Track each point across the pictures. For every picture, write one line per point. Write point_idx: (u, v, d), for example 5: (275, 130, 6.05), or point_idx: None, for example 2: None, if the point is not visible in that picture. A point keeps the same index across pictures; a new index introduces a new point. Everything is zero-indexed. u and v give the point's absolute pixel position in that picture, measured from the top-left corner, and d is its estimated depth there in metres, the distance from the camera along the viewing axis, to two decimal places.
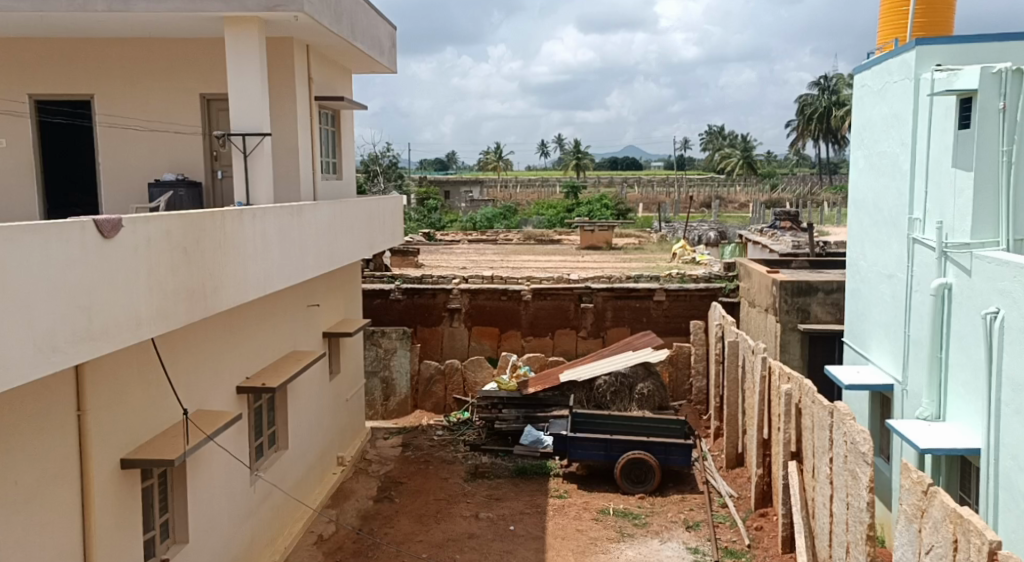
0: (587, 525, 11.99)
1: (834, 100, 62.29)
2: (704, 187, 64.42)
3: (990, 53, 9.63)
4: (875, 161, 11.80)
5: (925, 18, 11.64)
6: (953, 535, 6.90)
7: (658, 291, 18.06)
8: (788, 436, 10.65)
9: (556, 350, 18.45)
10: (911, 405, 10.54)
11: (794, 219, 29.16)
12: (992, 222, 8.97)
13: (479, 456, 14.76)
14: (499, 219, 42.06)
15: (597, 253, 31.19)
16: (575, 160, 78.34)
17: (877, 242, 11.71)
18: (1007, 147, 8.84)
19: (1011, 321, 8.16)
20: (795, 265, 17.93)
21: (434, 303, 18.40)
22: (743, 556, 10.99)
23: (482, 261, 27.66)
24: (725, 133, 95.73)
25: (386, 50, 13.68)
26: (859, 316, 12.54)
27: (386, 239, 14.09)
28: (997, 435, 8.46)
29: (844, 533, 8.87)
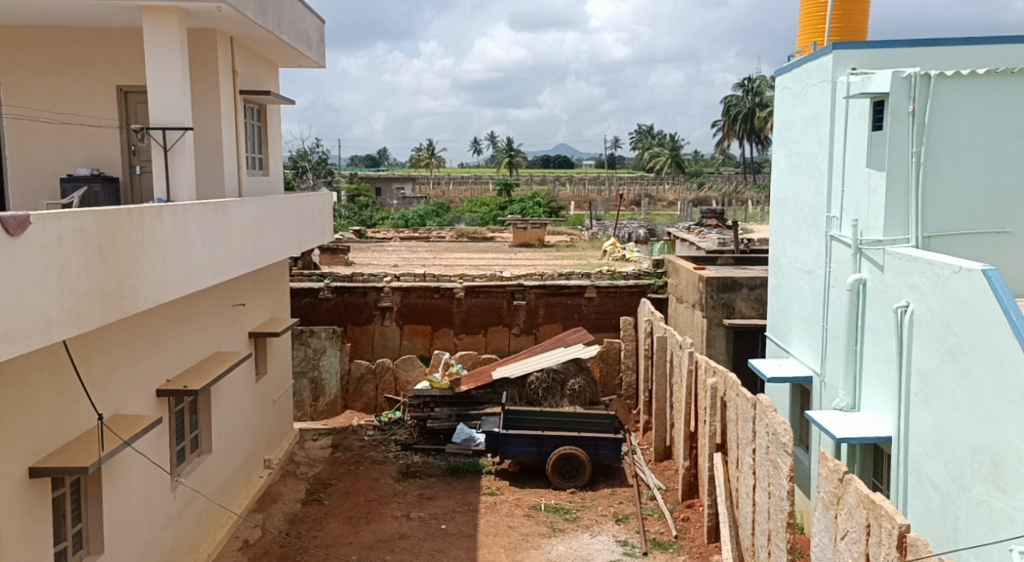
0: (519, 522, 12.08)
1: (758, 101, 63.66)
2: (634, 186, 65.23)
3: (900, 58, 10.00)
4: (795, 161, 12.16)
5: (843, 23, 12.06)
6: (867, 520, 7.18)
7: (589, 288, 18.28)
8: (714, 428, 10.92)
9: (489, 348, 18.51)
10: (828, 396, 10.90)
11: (720, 218, 29.74)
12: (903, 219, 9.29)
13: (411, 455, 14.69)
14: (431, 217, 41.86)
15: (529, 251, 31.31)
16: (507, 158, 78.36)
17: (797, 239, 12.08)
18: (916, 148, 9.12)
19: (919, 315, 8.50)
20: (721, 261, 18.36)
21: (365, 302, 18.28)
22: (670, 547, 11.21)
23: (413, 259, 27.51)
24: (654, 133, 97.10)
25: (313, 44, 13.53)
26: (781, 311, 12.90)
27: (314, 236, 13.92)
28: (907, 424, 8.83)
29: (765, 522, 9.13)
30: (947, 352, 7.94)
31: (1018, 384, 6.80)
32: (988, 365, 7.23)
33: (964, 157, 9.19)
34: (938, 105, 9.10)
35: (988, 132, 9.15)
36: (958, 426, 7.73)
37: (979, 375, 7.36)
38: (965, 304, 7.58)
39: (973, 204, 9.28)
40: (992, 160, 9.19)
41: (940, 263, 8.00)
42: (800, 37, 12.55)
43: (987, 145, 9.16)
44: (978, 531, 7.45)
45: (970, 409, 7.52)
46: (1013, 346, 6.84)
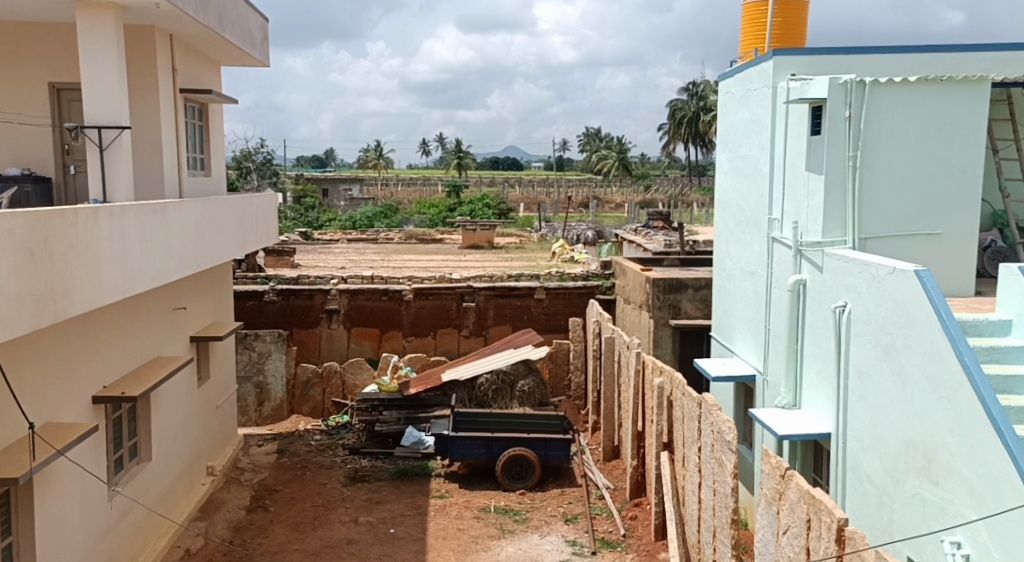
0: (468, 524, 12.11)
1: (703, 105, 64.61)
2: (583, 188, 65.71)
3: (838, 64, 10.24)
4: (738, 164, 12.41)
5: (782, 29, 12.36)
6: (807, 515, 7.35)
7: (538, 290, 18.39)
8: (661, 427, 11.08)
9: (438, 350, 18.51)
10: (771, 394, 11.15)
11: (666, 220, 30.14)
12: (841, 221, 9.56)
13: (359, 460, 14.58)
14: (380, 218, 41.70)
15: (478, 252, 31.34)
16: (456, 159, 78.19)
17: (740, 241, 12.33)
18: (853, 152, 9.38)
19: (856, 314, 8.74)
20: (667, 262, 18.62)
21: (312, 305, 18.13)
22: (619, 546, 11.35)
23: (361, 261, 27.36)
24: (602, 136, 98.01)
25: (257, 43, 13.38)
26: (725, 312, 13.16)
27: (258, 238, 13.77)
28: (845, 421, 9.08)
29: (711, 519, 9.30)
30: (882, 350, 8.18)
31: (948, 381, 7.05)
32: (920, 362, 7.48)
33: (898, 161, 9.47)
34: (873, 111, 9.37)
35: (921, 137, 9.44)
36: (893, 422, 7.99)
37: (913, 372, 7.60)
38: (899, 303, 7.82)
39: (907, 207, 9.57)
40: (925, 165, 9.49)
41: (876, 264, 8.24)
42: (741, 42, 12.81)
43: (920, 150, 9.46)
44: (911, 523, 7.71)
45: (904, 405, 7.76)
46: (943, 344, 7.08)
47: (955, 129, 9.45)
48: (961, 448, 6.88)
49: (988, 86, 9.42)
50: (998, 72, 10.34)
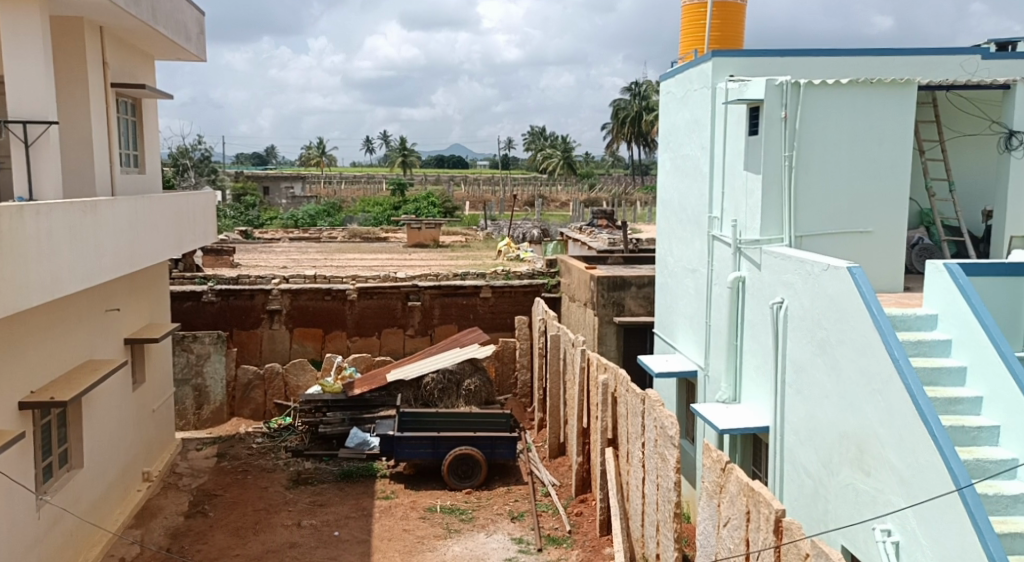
0: (414, 524, 12.09)
1: (645, 105, 65.37)
2: (528, 187, 65.93)
3: (774, 67, 10.49)
4: (679, 163, 12.62)
5: (721, 31, 12.60)
6: (747, 507, 7.52)
7: (484, 288, 18.46)
8: (606, 423, 11.21)
9: (383, 350, 18.41)
10: (712, 389, 11.36)
11: (610, 218, 30.46)
12: (777, 219, 9.77)
13: (302, 462, 14.43)
14: (322, 216, 41.31)
15: (422, 251, 31.24)
16: (401, 157, 77.64)
17: (682, 239, 12.54)
18: (789, 152, 9.61)
19: (793, 310, 8.96)
20: (611, 260, 18.84)
21: (253, 305, 17.90)
22: (564, 542, 11.46)
23: (303, 261, 27.06)
24: (546, 135, 98.49)
25: (193, 37, 13.16)
26: (667, 309, 13.37)
27: (196, 237, 13.54)
28: (782, 414, 9.31)
29: (654, 514, 9.45)
30: (817, 345, 8.41)
31: (879, 374, 7.27)
32: (853, 356, 7.70)
33: (832, 161, 9.74)
34: (807, 112, 9.62)
35: (852, 138, 9.72)
36: (828, 414, 8.22)
37: (847, 366, 7.82)
38: (833, 300, 8.04)
39: (840, 206, 9.85)
40: (857, 165, 9.77)
41: (811, 262, 8.46)
42: (681, 43, 13.01)
43: (852, 150, 9.74)
44: (845, 512, 7.94)
45: (839, 398, 7.99)
46: (875, 338, 7.30)
47: (885, 131, 9.74)
48: (891, 439, 7.11)
49: (915, 89, 9.73)
50: (924, 75, 10.70)
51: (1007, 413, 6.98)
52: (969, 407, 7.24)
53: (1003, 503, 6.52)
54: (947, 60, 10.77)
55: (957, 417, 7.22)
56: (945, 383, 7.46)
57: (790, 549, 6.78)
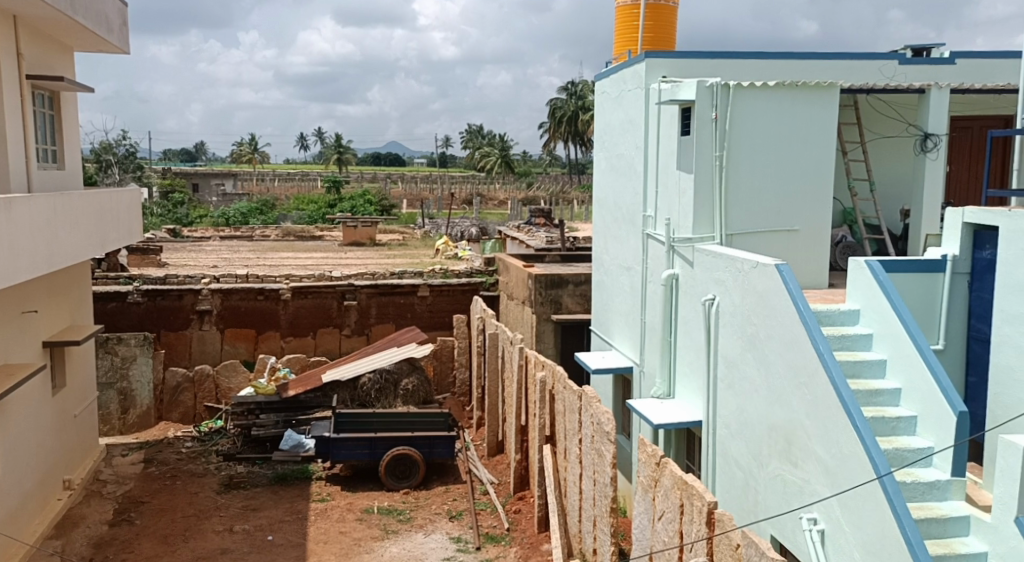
0: (351, 526, 11.98)
1: (581, 105, 65.82)
2: (466, 185, 65.82)
3: (705, 68, 10.68)
4: (614, 163, 12.75)
5: (654, 32, 12.79)
6: (681, 500, 7.62)
7: (421, 287, 18.38)
8: (543, 421, 11.26)
9: (318, 350, 18.20)
10: (647, 385, 11.51)
11: (548, 217, 30.59)
12: (709, 217, 9.91)
13: (234, 466, 14.18)
14: (254, 215, 40.60)
15: (358, 250, 30.96)
16: (336, 154, 76.67)
17: (617, 237, 12.67)
18: (720, 152, 9.76)
19: (724, 307, 9.11)
20: (549, 258, 18.94)
21: (181, 305, 17.50)
22: (503, 540, 11.48)
23: (234, 260, 26.54)
24: (483, 134, 98.50)
25: (115, 28, 12.81)
26: (603, 307, 13.50)
27: (120, 237, 13.19)
28: (714, 408, 9.48)
29: (591, 509, 9.52)
30: (747, 340, 8.58)
31: (805, 368, 7.45)
32: (782, 351, 7.87)
33: (760, 162, 9.94)
34: (737, 113, 9.80)
35: (779, 139, 9.95)
36: (758, 408, 8.39)
37: (775, 360, 8.00)
38: (762, 296, 8.21)
39: (768, 205, 10.07)
40: (784, 166, 10.00)
41: (740, 259, 8.62)
42: (615, 44, 13.10)
43: (779, 151, 9.96)
44: (775, 503, 8.12)
45: (767, 392, 8.16)
46: (801, 333, 7.47)
47: (811, 132, 9.99)
48: (817, 431, 7.29)
49: (839, 91, 10.00)
50: (847, 79, 11.00)
51: (922, 404, 7.23)
52: (889, 398, 7.49)
53: (920, 490, 6.76)
54: (866, 65, 11.11)
55: (878, 408, 7.46)
56: (867, 375, 7.71)
57: (723, 540, 6.88)
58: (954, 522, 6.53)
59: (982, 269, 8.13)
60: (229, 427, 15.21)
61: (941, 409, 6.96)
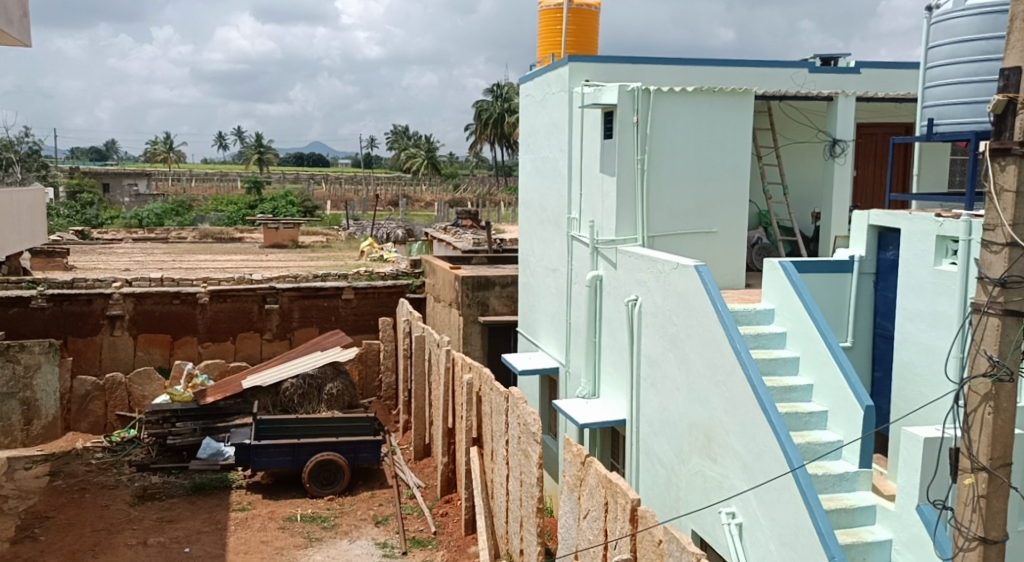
0: (272, 535, 11.75)
1: (507, 107, 65.97)
2: (392, 186, 65.35)
3: (626, 73, 10.85)
4: (539, 165, 12.83)
5: (576, 37, 12.91)
6: (605, 498, 7.68)
7: (346, 290, 18.16)
8: (470, 423, 11.24)
9: (239, 355, 17.81)
10: (572, 385, 11.60)
11: (474, 218, 30.56)
12: (631, 220, 10.03)
13: (148, 477, 13.81)
14: (170, 216, 39.53)
15: (280, 251, 30.47)
16: (256, 154, 75.12)
17: (542, 238, 12.74)
18: (641, 155, 9.89)
19: (646, 307, 9.24)
20: (476, 260, 18.94)
21: (90, 311, 16.96)
22: (429, 544, 11.42)
23: (147, 262, 25.81)
24: (408, 135, 97.98)
25: (15, 20, 12.34)
26: (529, 308, 13.56)
27: (22, 238, 12.67)
28: (637, 408, 9.61)
29: (518, 510, 9.54)
30: (668, 340, 8.73)
31: (724, 366, 7.60)
32: (701, 350, 8.02)
33: (679, 165, 10.13)
34: (657, 117, 9.96)
35: (697, 143, 10.15)
36: (679, 406, 8.53)
37: (694, 359, 8.16)
38: (682, 296, 8.36)
39: (688, 207, 10.27)
40: (703, 169, 10.22)
41: (661, 260, 8.75)
42: (539, 47, 13.09)
43: (698, 156, 10.18)
44: (695, 499, 8.28)
45: (688, 390, 8.31)
46: (719, 333, 7.62)
47: (726, 137, 10.24)
48: (735, 427, 7.45)
49: (753, 97, 10.28)
50: (761, 85, 11.28)
51: (833, 399, 7.46)
52: (802, 394, 7.72)
53: (830, 482, 6.97)
54: (779, 73, 11.43)
55: (792, 404, 7.68)
56: (781, 372, 7.95)
57: (645, 537, 6.95)
58: (861, 512, 6.75)
59: (886, 269, 8.44)
60: (142, 437, 14.81)
61: (850, 405, 7.20)
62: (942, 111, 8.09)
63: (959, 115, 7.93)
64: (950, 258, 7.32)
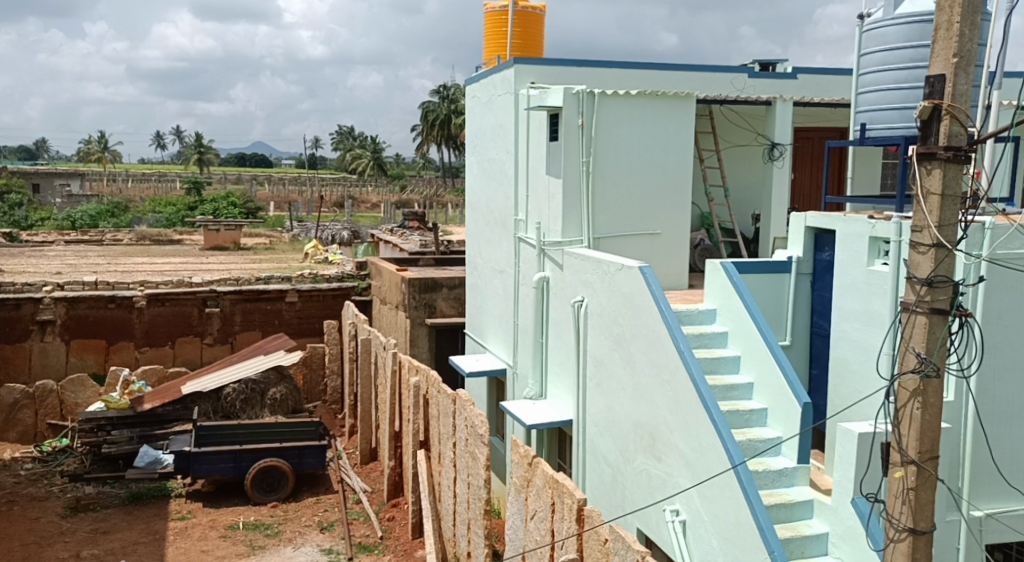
0: (213, 544, 11.57)
1: (454, 108, 65.85)
2: (336, 187, 64.78)
3: (570, 76, 10.96)
4: (485, 166, 12.87)
5: (522, 39, 13.00)
6: (552, 499, 7.74)
7: (289, 293, 17.96)
8: (417, 426, 11.21)
9: (177, 361, 17.52)
10: (520, 386, 11.65)
11: (421, 220, 30.46)
12: (577, 222, 10.12)
13: (81, 487, 13.47)
14: (105, 218, 38.65)
15: (220, 254, 29.99)
16: (196, 154, 73.86)
17: (489, 240, 12.78)
18: (587, 157, 9.99)
19: (592, 308, 9.34)
20: (423, 262, 18.89)
21: (20, 316, 16.53)
22: (376, 549, 11.37)
23: (81, 265, 25.21)
24: (354, 135, 97.23)
25: None
26: (477, 309, 13.59)
27: None
28: (584, 408, 9.70)
29: (465, 512, 9.56)
30: (613, 340, 8.83)
31: (667, 366, 7.73)
32: (645, 350, 8.14)
33: (623, 168, 10.26)
34: (601, 120, 10.06)
35: (641, 146, 10.29)
36: (624, 405, 8.64)
37: (639, 359, 8.27)
38: (627, 297, 8.47)
39: (632, 209, 10.41)
40: (646, 172, 10.37)
41: (607, 261, 8.85)
42: (485, 49, 13.16)
43: (642, 158, 10.32)
44: (641, 497, 8.39)
45: (633, 390, 8.42)
46: (664, 333, 7.74)
47: (669, 140, 10.40)
48: (679, 426, 7.57)
49: (695, 101, 10.46)
50: (702, 90, 11.50)
51: (772, 397, 7.64)
52: (743, 392, 7.90)
53: (770, 478, 7.14)
54: (719, 77, 11.66)
55: (733, 402, 7.85)
56: (722, 371, 8.11)
57: (592, 536, 7.02)
58: (800, 507, 6.92)
59: (823, 269, 8.67)
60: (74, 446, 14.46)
61: (788, 402, 7.38)
62: (874, 117, 8.33)
63: (890, 120, 8.18)
64: (882, 259, 7.56)
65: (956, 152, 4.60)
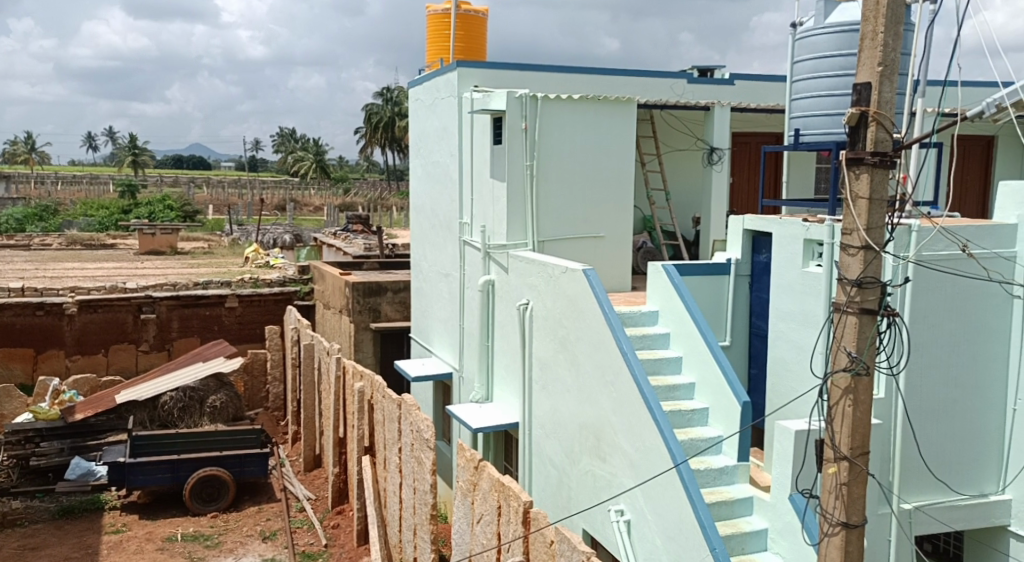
0: (150, 557, 11.33)
1: (398, 111, 65.46)
2: (278, 191, 63.90)
3: (513, 79, 11.00)
4: (430, 169, 12.85)
5: (464, 42, 13.05)
6: (498, 502, 7.77)
7: (229, 298, 17.70)
8: (362, 432, 11.14)
9: (111, 369, 17.15)
10: (466, 390, 11.66)
11: (365, 223, 30.23)
12: (521, 225, 10.17)
13: (8, 500, 12.89)
14: (32, 222, 37.58)
15: (156, 259, 29.35)
16: (131, 156, 72.23)
17: (434, 243, 12.76)
18: (530, 161, 10.05)
19: (537, 310, 9.39)
20: (367, 266, 18.78)
21: None
22: (320, 557, 11.26)
23: (8, 272, 24.48)
24: (296, 137, 96.12)
25: None
26: (422, 313, 13.57)
27: None
28: (529, 410, 9.75)
29: (411, 517, 9.53)
30: (559, 342, 8.88)
31: (611, 367, 7.81)
32: (590, 352, 8.21)
33: (566, 171, 10.34)
34: (545, 124, 10.12)
35: (583, 149, 10.38)
36: (570, 407, 8.70)
37: (584, 361, 8.33)
38: (572, 299, 8.53)
39: (576, 212, 10.49)
40: (588, 175, 10.47)
41: (552, 264, 8.90)
42: (428, 51, 13.20)
43: (584, 161, 10.42)
44: (586, 498, 8.47)
45: (578, 392, 8.49)
46: (608, 335, 7.82)
47: (611, 143, 10.52)
48: (623, 427, 7.66)
49: (636, 106, 10.60)
50: (643, 95, 11.67)
51: (713, 396, 7.78)
52: (684, 393, 8.03)
53: (711, 476, 7.27)
54: (659, 83, 11.84)
55: (675, 402, 7.98)
56: (665, 371, 8.23)
57: (538, 538, 7.06)
58: (739, 504, 7.07)
59: (761, 271, 8.88)
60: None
61: (728, 401, 7.53)
62: (809, 122, 8.54)
63: (823, 126, 8.41)
64: (817, 260, 7.76)
65: (882, 157, 4.76)
